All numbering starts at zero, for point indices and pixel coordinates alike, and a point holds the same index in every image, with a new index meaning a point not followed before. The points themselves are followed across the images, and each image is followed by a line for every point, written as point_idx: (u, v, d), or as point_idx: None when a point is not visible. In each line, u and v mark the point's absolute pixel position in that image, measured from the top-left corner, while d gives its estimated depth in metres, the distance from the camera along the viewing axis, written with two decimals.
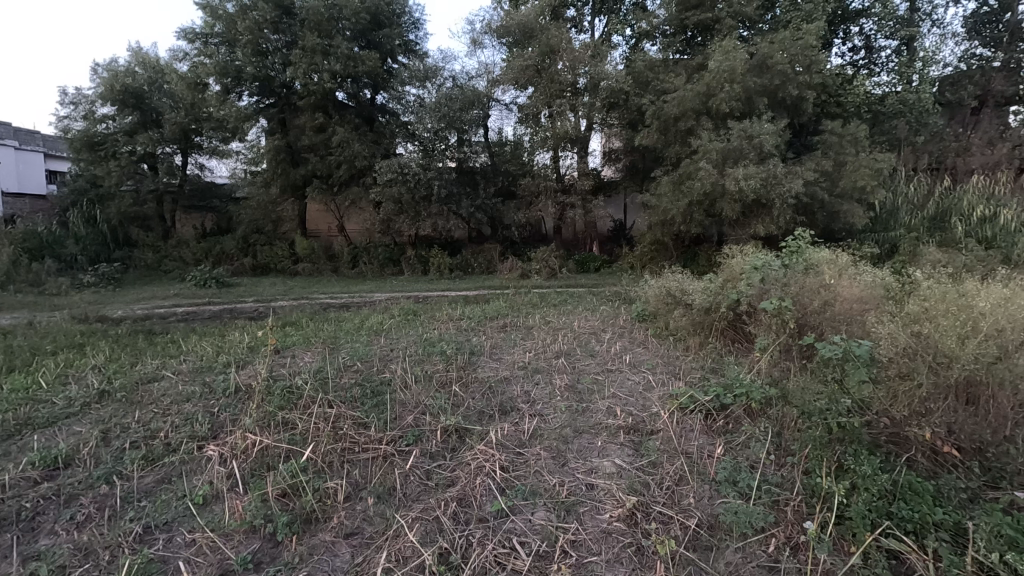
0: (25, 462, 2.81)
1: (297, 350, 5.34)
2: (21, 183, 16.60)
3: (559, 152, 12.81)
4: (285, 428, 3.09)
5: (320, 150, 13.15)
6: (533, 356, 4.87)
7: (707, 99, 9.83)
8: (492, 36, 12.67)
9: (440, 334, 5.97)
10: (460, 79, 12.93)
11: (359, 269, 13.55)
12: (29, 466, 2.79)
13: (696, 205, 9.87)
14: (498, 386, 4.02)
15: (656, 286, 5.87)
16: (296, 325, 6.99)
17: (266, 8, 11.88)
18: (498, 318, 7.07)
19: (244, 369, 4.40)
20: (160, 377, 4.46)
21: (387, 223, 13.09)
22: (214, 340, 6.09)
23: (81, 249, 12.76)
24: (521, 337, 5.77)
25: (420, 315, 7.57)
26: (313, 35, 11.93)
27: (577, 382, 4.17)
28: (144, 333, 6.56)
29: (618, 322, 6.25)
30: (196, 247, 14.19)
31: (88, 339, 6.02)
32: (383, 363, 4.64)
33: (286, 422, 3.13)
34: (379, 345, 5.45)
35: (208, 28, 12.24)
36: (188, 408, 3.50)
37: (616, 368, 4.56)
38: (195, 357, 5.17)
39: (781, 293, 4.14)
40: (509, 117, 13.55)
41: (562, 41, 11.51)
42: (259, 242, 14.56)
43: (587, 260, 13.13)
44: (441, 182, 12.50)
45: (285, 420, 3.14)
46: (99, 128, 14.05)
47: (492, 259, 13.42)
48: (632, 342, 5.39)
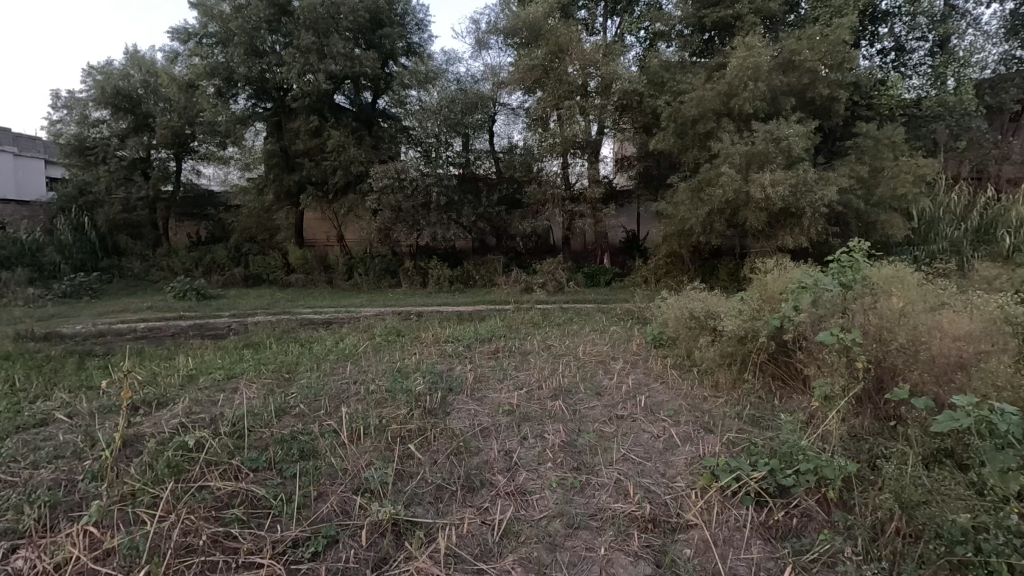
0: None
1: (239, 384, 4.39)
2: (17, 190, 16.06)
3: (568, 159, 11.75)
4: (139, 522, 2.21)
5: (315, 156, 12.32)
6: (524, 397, 3.85)
7: (729, 99, 8.82)
8: (498, 36, 11.94)
9: (419, 361, 5.05)
10: (465, 81, 12.14)
11: (353, 280, 12.67)
12: None
13: (718, 214, 8.79)
14: (470, 444, 3.03)
15: (675, 306, 4.82)
16: (258, 348, 6.05)
17: (259, 6, 11.10)
18: (492, 341, 6.06)
19: (155, 416, 3.48)
20: (50, 421, 3.51)
21: (385, 233, 12.15)
22: (154, 366, 5.17)
23: (64, 257, 11.86)
24: (514, 366, 4.79)
25: (403, 336, 6.59)
26: (308, 34, 11.08)
27: (574, 437, 3.18)
28: (81, 355, 5.65)
29: (630, 350, 5.24)
30: (186, 257, 13.43)
31: (8, 363, 5.10)
32: (333, 406, 3.67)
33: (134, 516, 2.23)
34: (340, 377, 4.56)
35: (201, 27, 11.42)
36: (42, 476, 2.59)
37: (627, 415, 3.55)
38: (117, 390, 4.25)
39: (844, 320, 3.20)
40: (515, 122, 12.90)
41: (572, 39, 10.64)
42: (251, 251, 13.80)
43: (597, 273, 12.11)
44: (440, 189, 11.54)
45: (133, 514, 2.24)
46: (91, 133, 13.52)
47: (495, 271, 12.43)
48: (648, 376, 4.42)
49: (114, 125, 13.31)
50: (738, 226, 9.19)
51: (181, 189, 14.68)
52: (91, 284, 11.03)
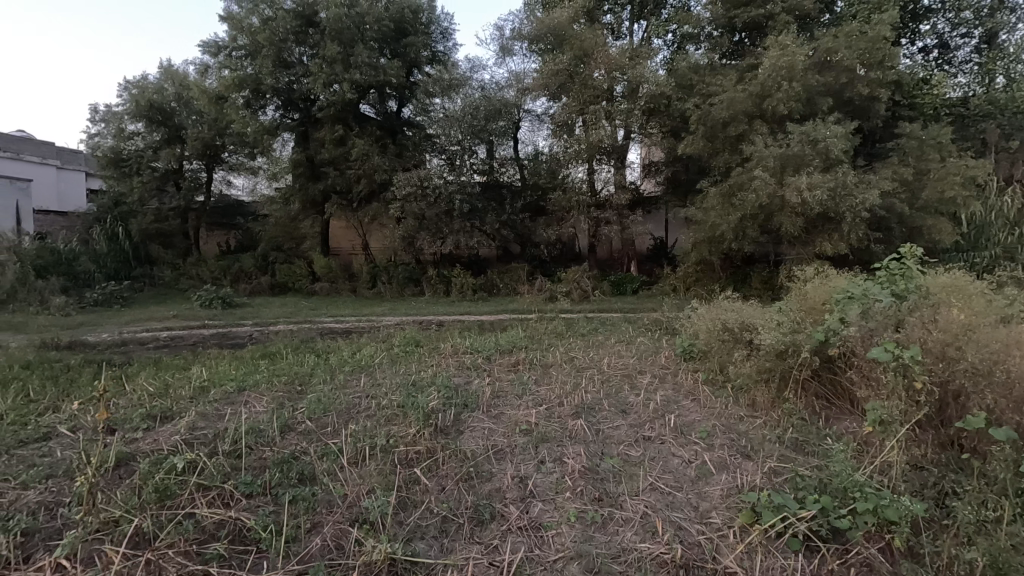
0: None
1: (249, 397, 4.22)
2: (59, 202, 16.59)
3: (593, 164, 11.47)
4: (107, 560, 2.02)
5: (340, 164, 12.32)
6: (543, 415, 3.56)
7: (762, 100, 8.44)
8: (522, 42, 11.64)
9: (436, 373, 4.82)
10: (489, 88, 11.77)
11: (377, 288, 12.56)
12: None
13: (751, 220, 8.37)
14: (482, 469, 2.78)
15: (708, 316, 4.48)
16: (273, 358, 5.93)
17: (286, 17, 11.17)
18: (512, 352, 5.80)
19: (157, 432, 3.32)
20: (54, 435, 3.36)
21: (409, 241, 12.02)
22: (167, 377, 5.05)
23: (98, 268, 11.90)
24: (535, 380, 4.52)
25: (421, 347, 6.38)
26: (334, 44, 11.09)
27: (596, 461, 2.89)
28: (100, 365, 5.58)
29: (659, 363, 4.91)
30: (214, 265, 13.55)
31: (26, 373, 5.03)
32: (340, 423, 3.44)
33: (94, 556, 2.04)
34: (353, 390, 4.37)
35: (231, 40, 11.56)
36: (27, 497, 2.42)
37: (655, 437, 3.24)
38: (127, 402, 4.12)
39: (898, 334, 2.86)
40: (540, 129, 12.72)
41: (597, 43, 10.41)
42: (278, 260, 13.81)
43: (623, 281, 11.78)
44: (464, 196, 11.39)
45: (95, 552, 2.05)
46: (127, 145, 13.84)
47: (520, 280, 12.17)
48: (678, 392, 4.09)
49: (149, 137, 13.60)
50: (773, 232, 8.76)
51: (211, 199, 14.88)
52: (122, 292, 11.14)
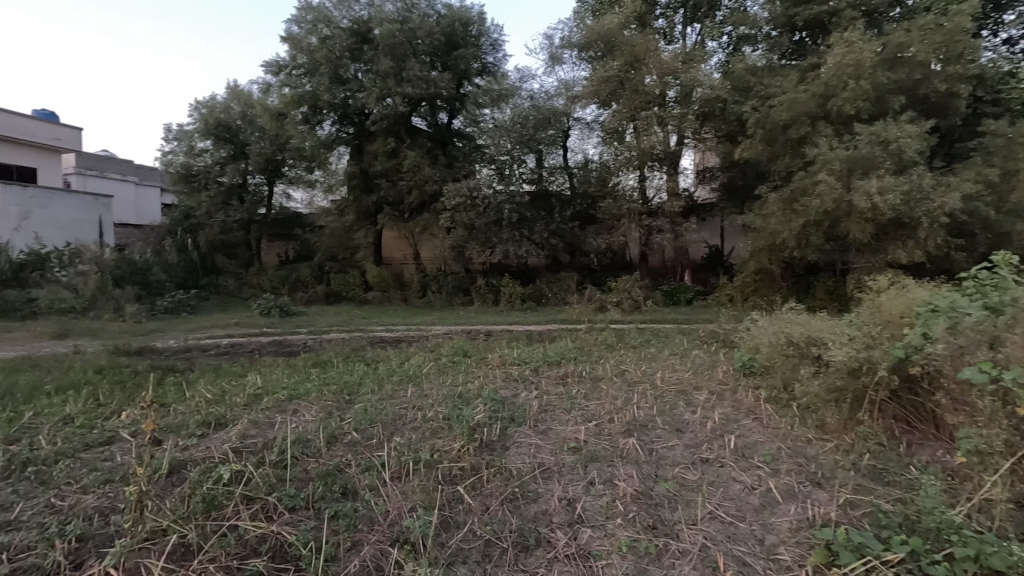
0: None
1: (300, 405, 4.26)
2: (136, 216, 17.75)
3: (645, 171, 11.28)
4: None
5: (392, 176, 12.57)
6: (592, 432, 3.39)
7: (826, 100, 7.98)
8: (572, 51, 11.55)
9: (483, 385, 4.73)
10: (538, 98, 11.76)
11: (427, 297, 12.68)
12: None
13: (816, 226, 7.90)
14: (528, 488, 2.67)
15: (770, 329, 4.19)
16: (324, 367, 6.01)
17: (342, 36, 11.55)
18: (561, 364, 5.64)
19: (211, 439, 3.38)
20: (117, 440, 3.48)
21: (458, 250, 12.09)
22: (225, 384, 5.19)
23: (169, 276, 12.62)
24: (585, 394, 4.35)
25: (469, 358, 6.32)
26: (387, 59, 11.36)
27: (650, 485, 2.72)
28: (164, 371, 5.82)
29: (716, 378, 4.64)
30: (274, 275, 14.08)
31: (98, 377, 5.29)
32: (386, 435, 3.40)
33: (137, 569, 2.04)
34: (400, 401, 4.34)
35: (291, 59, 12.03)
36: (86, 502, 2.48)
37: (714, 460, 3.03)
38: (186, 408, 4.24)
39: (993, 354, 2.55)
40: (590, 137, 12.51)
41: (649, 48, 10.18)
42: (333, 269, 14.20)
43: (677, 291, 11.40)
44: (512, 205, 11.37)
45: (138, 565, 2.05)
46: (197, 162, 14.65)
47: (569, 289, 11.99)
48: (738, 411, 3.84)
49: (217, 153, 14.36)
50: (839, 239, 8.23)
51: (272, 211, 15.52)
52: (190, 301, 11.72)
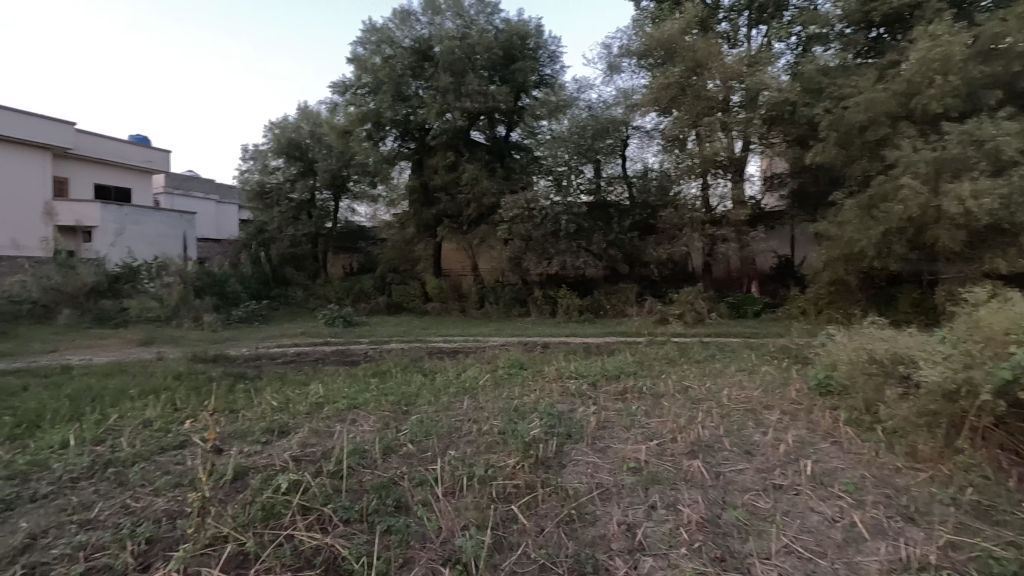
0: None
1: (359, 415, 4.32)
2: (217, 231, 19.00)
3: (708, 179, 10.82)
4: None
5: (451, 190, 12.77)
6: (653, 452, 3.23)
7: (909, 99, 7.41)
8: (631, 59, 11.31)
9: (539, 399, 4.63)
10: (596, 108, 11.63)
11: (485, 309, 12.74)
12: None
13: (899, 234, 7.31)
14: (585, 510, 2.56)
15: (849, 345, 3.87)
16: (383, 377, 6.11)
17: (404, 55, 11.90)
18: (620, 378, 5.46)
19: (275, 446, 3.47)
20: (189, 444, 3.63)
21: (515, 261, 12.10)
22: (291, 392, 5.37)
23: (244, 287, 13.35)
24: (646, 411, 4.16)
25: (525, 370, 6.25)
26: (446, 75, 11.60)
27: (717, 512, 2.54)
28: (235, 378, 6.08)
29: (788, 397, 4.33)
30: (339, 286, 14.60)
31: (176, 383, 5.60)
32: (442, 448, 3.38)
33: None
34: (456, 413, 4.32)
35: (356, 79, 12.49)
36: (157, 505, 2.58)
37: (788, 487, 2.79)
38: (253, 415, 4.40)
39: None
40: (650, 146, 12.05)
41: (712, 53, 9.84)
42: (394, 281, 14.56)
43: (743, 303, 10.88)
44: (570, 216, 11.26)
45: (199, 571, 2.09)
46: (270, 179, 15.50)
47: (628, 301, 11.71)
48: (815, 433, 3.54)
49: (289, 171, 15.16)
50: (927, 248, 7.58)
51: (338, 225, 16.14)
52: (262, 311, 12.32)
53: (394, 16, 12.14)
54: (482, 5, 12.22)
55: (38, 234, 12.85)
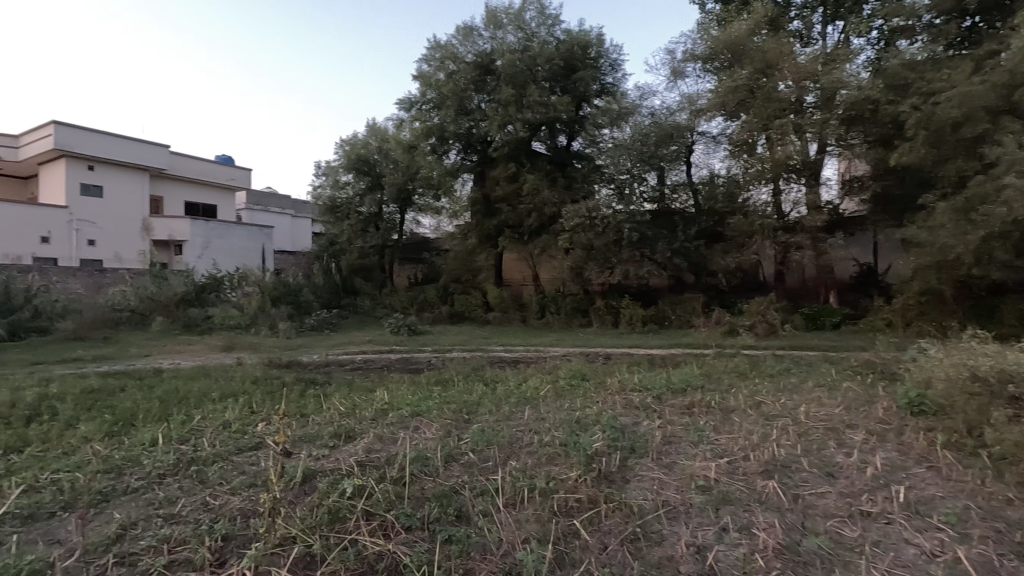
0: None
1: (421, 423, 4.38)
2: (292, 243, 20.08)
3: (780, 185, 10.29)
4: None
5: (512, 200, 12.85)
6: (724, 470, 3.05)
7: (1012, 91, 6.74)
8: (696, 63, 11.00)
9: (601, 411, 4.52)
10: (660, 114, 11.48)
11: (546, 318, 12.69)
12: None
13: (1002, 239, 6.64)
14: (651, 529, 2.46)
15: (945, 361, 3.53)
16: (445, 385, 6.18)
17: (467, 70, 12.14)
18: (687, 392, 5.24)
19: (341, 451, 3.57)
20: (263, 445, 3.80)
21: (577, 271, 11.98)
22: (358, 398, 5.53)
23: (316, 297, 13.98)
24: (715, 427, 3.96)
25: (587, 382, 6.13)
26: (508, 88, 11.72)
27: (796, 538, 2.37)
28: (307, 384, 6.34)
29: (875, 416, 4.00)
30: (403, 296, 14.99)
31: (253, 387, 5.91)
32: (503, 458, 3.36)
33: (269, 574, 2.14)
34: (517, 423, 4.29)
35: (421, 96, 12.85)
36: (232, 504, 2.71)
37: (878, 514, 2.56)
38: (322, 420, 4.56)
39: None
40: (717, 151, 11.79)
41: (784, 52, 9.39)
42: (457, 291, 14.79)
43: (820, 314, 10.24)
44: (633, 225, 11.02)
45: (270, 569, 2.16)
46: (340, 194, 16.22)
47: (694, 311, 11.31)
48: (907, 456, 3.24)
49: (358, 186, 15.84)
50: None
51: (403, 237, 16.63)
52: (332, 319, 12.83)
53: (458, 33, 12.46)
54: (543, 17, 12.31)
55: (135, 248, 14.18)
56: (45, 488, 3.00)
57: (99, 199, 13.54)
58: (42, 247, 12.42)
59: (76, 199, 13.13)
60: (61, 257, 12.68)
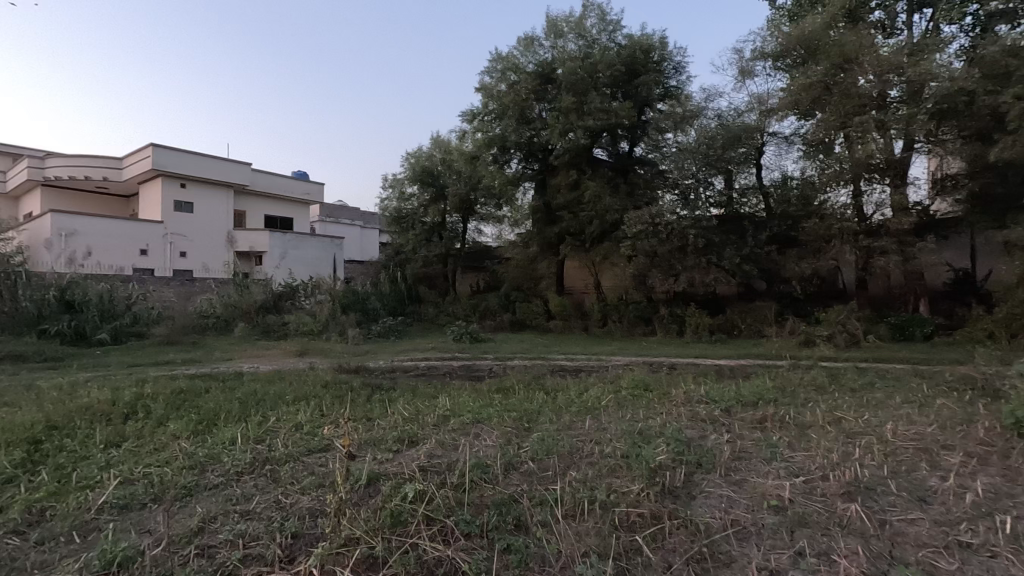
0: (92, 557, 2.39)
1: (482, 430, 4.40)
2: (361, 253, 20.90)
3: (860, 186, 9.66)
4: None
5: (573, 208, 12.76)
6: (799, 490, 2.86)
7: None
8: (765, 61, 10.67)
9: (665, 423, 4.36)
10: (727, 115, 11.23)
11: (608, 327, 12.48)
12: (90, 565, 2.34)
13: None
14: (719, 549, 2.34)
15: None
16: (506, 393, 6.18)
17: (528, 79, 12.21)
18: (758, 405, 4.96)
19: (404, 455, 3.64)
20: (331, 447, 3.94)
21: (640, 278, 11.72)
22: (421, 404, 5.63)
23: (382, 304, 14.45)
24: (789, 443, 3.72)
25: (651, 392, 5.95)
26: (569, 96, 11.68)
27: (882, 568, 2.19)
28: (373, 389, 6.54)
29: (974, 437, 3.63)
30: (466, 304, 15.21)
31: (324, 391, 6.16)
32: (562, 468, 3.31)
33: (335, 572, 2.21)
34: (578, 433, 4.22)
35: (483, 107, 13.04)
36: (303, 503, 2.83)
37: (979, 547, 2.31)
38: (387, 424, 4.67)
39: None
40: (789, 152, 11.28)
41: (864, 45, 8.81)
42: (518, 299, 14.85)
43: (909, 324, 9.47)
44: (698, 230, 10.63)
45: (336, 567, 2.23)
46: (405, 205, 16.72)
47: (766, 320, 10.76)
48: (1014, 484, 2.92)
49: (422, 196, 16.29)
50: None
51: (466, 246, 16.91)
52: (398, 326, 13.21)
53: (519, 44, 12.57)
54: (604, 23, 12.21)
55: (220, 259, 15.28)
56: (139, 481, 3.25)
57: (190, 214, 14.68)
58: (142, 259, 13.62)
59: (171, 215, 14.29)
60: (158, 268, 13.87)
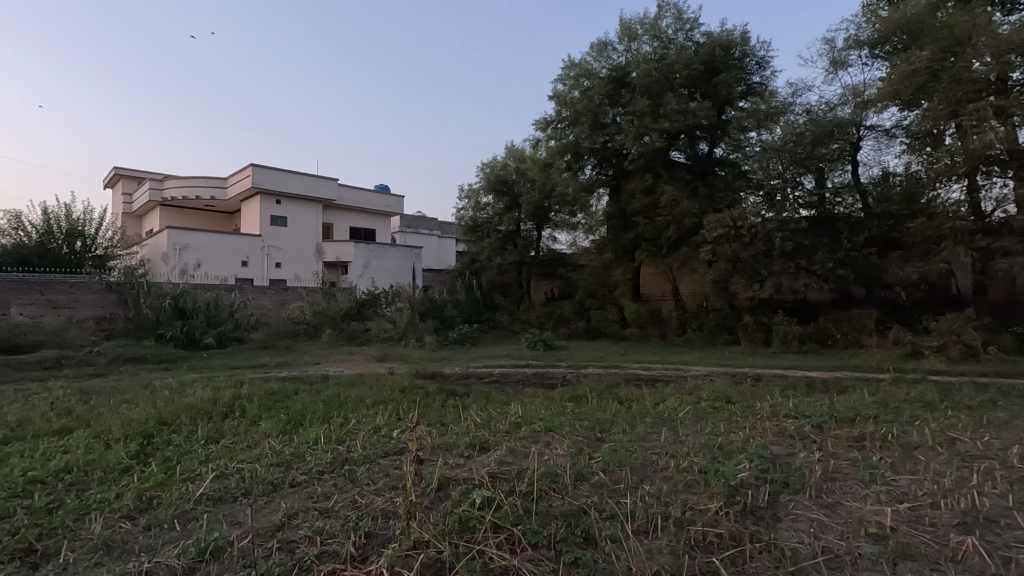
0: (189, 544, 2.58)
1: (553, 438, 4.35)
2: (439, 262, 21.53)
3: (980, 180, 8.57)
4: None
5: (649, 213, 12.42)
6: (903, 518, 2.57)
7: None
8: (861, 49, 9.92)
9: (748, 439, 4.10)
10: (817, 110, 10.52)
11: (687, 335, 11.99)
12: (186, 551, 2.54)
13: None
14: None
15: None
16: (579, 402, 6.08)
17: (601, 84, 12.07)
18: (856, 422, 4.55)
19: (475, 461, 3.67)
20: (405, 451, 4.05)
21: (721, 285, 11.18)
22: (493, 411, 5.66)
23: (458, 312, 14.77)
24: (891, 466, 3.37)
25: (733, 405, 5.63)
26: (643, 98, 11.42)
27: None
28: (448, 395, 6.67)
29: None
30: (540, 311, 15.20)
31: (401, 396, 6.37)
32: (635, 481, 3.20)
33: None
34: (653, 445, 4.06)
35: (557, 115, 13.02)
36: (376, 504, 2.91)
37: None
38: (459, 430, 4.73)
39: None
40: (891, 146, 10.39)
41: (978, 25, 7.94)
42: (593, 306, 14.64)
43: None
44: (786, 233, 9.94)
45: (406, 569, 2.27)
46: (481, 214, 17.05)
47: (865, 329, 9.90)
48: None
49: (497, 205, 16.54)
50: None
51: (540, 253, 16.94)
52: (473, 333, 13.44)
53: (592, 49, 12.48)
54: (681, 22, 11.88)
55: (310, 269, 16.31)
56: (232, 475, 3.50)
57: (284, 228, 15.80)
58: (243, 269, 14.83)
59: (268, 229, 15.45)
60: (256, 277, 15.03)
